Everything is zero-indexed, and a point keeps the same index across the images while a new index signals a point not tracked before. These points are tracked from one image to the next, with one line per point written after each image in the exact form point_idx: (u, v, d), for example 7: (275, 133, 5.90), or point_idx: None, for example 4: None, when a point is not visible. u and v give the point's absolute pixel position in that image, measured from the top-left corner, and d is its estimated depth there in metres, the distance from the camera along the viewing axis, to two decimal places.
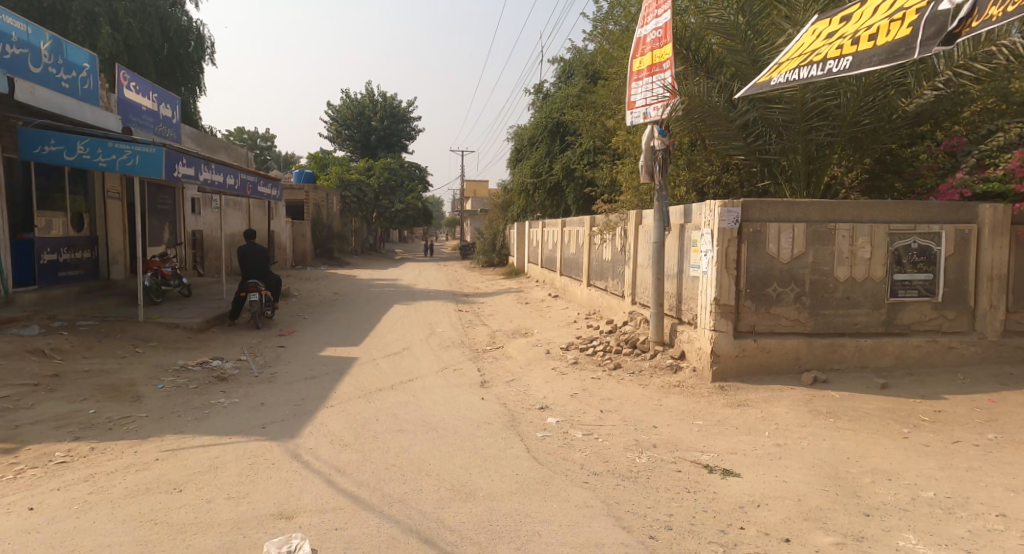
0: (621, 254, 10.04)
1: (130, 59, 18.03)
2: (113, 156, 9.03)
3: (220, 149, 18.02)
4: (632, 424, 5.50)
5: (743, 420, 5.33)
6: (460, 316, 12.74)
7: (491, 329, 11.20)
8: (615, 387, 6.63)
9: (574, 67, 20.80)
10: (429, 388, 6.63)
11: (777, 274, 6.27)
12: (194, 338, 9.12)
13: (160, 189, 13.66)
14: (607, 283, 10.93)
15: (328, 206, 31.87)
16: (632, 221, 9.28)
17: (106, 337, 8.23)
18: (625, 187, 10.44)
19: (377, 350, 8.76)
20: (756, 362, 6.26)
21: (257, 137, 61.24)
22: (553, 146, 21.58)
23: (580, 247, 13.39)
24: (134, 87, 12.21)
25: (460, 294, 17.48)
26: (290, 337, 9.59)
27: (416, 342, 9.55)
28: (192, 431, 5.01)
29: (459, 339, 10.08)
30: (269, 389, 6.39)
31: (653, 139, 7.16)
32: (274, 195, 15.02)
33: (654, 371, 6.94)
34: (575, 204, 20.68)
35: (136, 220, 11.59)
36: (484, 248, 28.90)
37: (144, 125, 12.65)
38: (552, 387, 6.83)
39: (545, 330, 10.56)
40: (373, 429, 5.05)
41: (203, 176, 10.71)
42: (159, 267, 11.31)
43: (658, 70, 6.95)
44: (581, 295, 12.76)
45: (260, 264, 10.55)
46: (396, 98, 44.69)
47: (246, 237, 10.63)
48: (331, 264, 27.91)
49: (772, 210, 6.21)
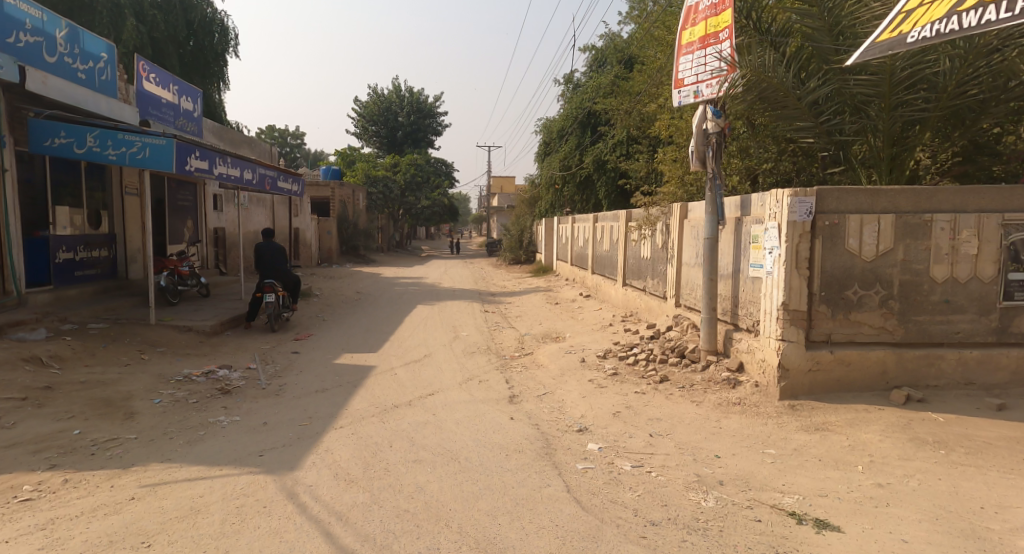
0: (662, 252, 9.16)
1: (153, 51, 17.72)
2: (123, 149, 8.32)
3: (244, 144, 17.58)
4: (690, 453, 4.66)
5: (826, 450, 4.44)
6: (486, 318, 12.01)
7: (520, 332, 10.45)
8: (666, 405, 5.77)
9: (607, 55, 19.92)
10: (452, 405, 5.90)
11: (859, 275, 5.36)
12: (205, 341, 8.51)
13: (181, 185, 13.17)
14: (645, 283, 10.09)
15: (354, 202, 31.44)
16: (676, 216, 8.44)
17: (111, 340, 7.63)
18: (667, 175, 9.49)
19: (397, 357, 8.07)
20: (833, 378, 5.35)
21: (287, 134, 61.66)
22: (583, 139, 20.74)
23: (615, 243, 12.55)
24: (155, 79, 11.67)
25: (487, 293, 16.78)
26: (305, 342, 8.96)
27: (441, 347, 8.84)
28: (181, 458, 4.30)
29: (485, 344, 9.33)
30: (275, 406, 5.71)
31: (704, 122, 6.34)
32: (296, 191, 14.51)
33: (709, 386, 6.07)
34: (607, 198, 19.83)
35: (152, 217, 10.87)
36: (511, 245, 27.98)
37: (164, 118, 12.14)
38: (592, 404, 6.00)
39: (578, 335, 9.74)
40: (387, 460, 4.31)
41: (218, 170, 10.14)
42: (176, 266, 10.73)
43: (712, 41, 6.18)
44: (616, 295, 11.92)
45: (277, 263, 9.91)
46: (423, 92, 44.21)
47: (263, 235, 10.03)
48: (356, 261, 27.50)
49: (854, 199, 5.31)
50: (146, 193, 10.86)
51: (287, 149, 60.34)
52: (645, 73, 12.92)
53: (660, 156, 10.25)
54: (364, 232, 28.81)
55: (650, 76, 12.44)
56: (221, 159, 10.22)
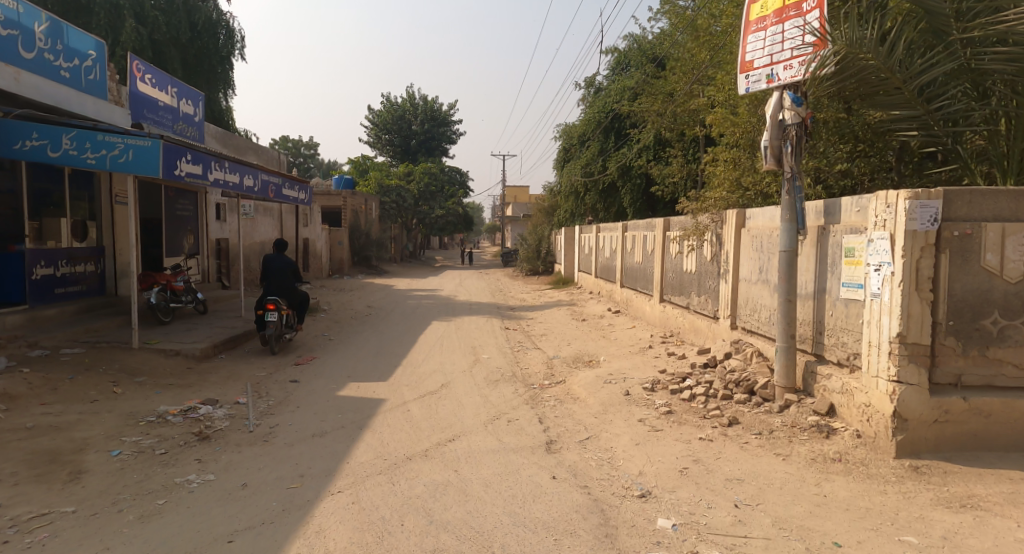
0: (713, 265, 8.09)
1: (155, 54, 17.03)
2: (103, 151, 7.30)
3: (250, 150, 16.63)
4: (797, 535, 3.53)
5: (987, 540, 3.28)
6: (508, 336, 10.94)
7: (548, 354, 9.33)
8: (744, 459, 4.64)
9: (631, 57, 18.98)
10: (477, 455, 4.80)
11: (999, 301, 4.26)
12: (194, 367, 7.52)
13: (181, 193, 12.29)
14: (690, 300, 8.98)
15: (366, 212, 30.64)
16: (733, 225, 7.36)
17: (83, 369, 6.65)
18: (716, 179, 8.49)
19: (411, 386, 7.02)
20: (966, 431, 4.28)
21: (300, 145, 61.21)
22: (606, 144, 19.72)
23: (649, 255, 11.43)
24: (150, 79, 10.74)
25: (506, 307, 15.68)
26: (307, 367, 7.92)
27: (461, 373, 7.79)
28: (121, 547, 3.23)
29: (510, 369, 8.25)
30: (261, 458, 4.66)
31: (779, 112, 5.30)
32: (302, 199, 13.62)
33: (794, 433, 4.93)
34: (632, 206, 18.83)
35: (138, 231, 9.90)
36: (528, 255, 26.80)
37: (161, 122, 11.21)
38: (649, 455, 4.88)
39: (614, 358, 8.62)
40: (395, 549, 3.23)
41: (212, 176, 9.15)
42: (169, 281, 9.76)
43: (791, 13, 5.11)
44: (652, 312, 10.80)
45: (285, 279, 8.82)
46: (437, 101, 43.47)
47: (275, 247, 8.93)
48: (369, 273, 26.53)
49: (991, 204, 4.21)
50: (136, 202, 9.89)
51: (300, 159, 59.94)
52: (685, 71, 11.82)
53: (709, 156, 9.13)
54: (377, 241, 27.85)
55: (694, 70, 11.32)
56: (217, 163, 9.28)
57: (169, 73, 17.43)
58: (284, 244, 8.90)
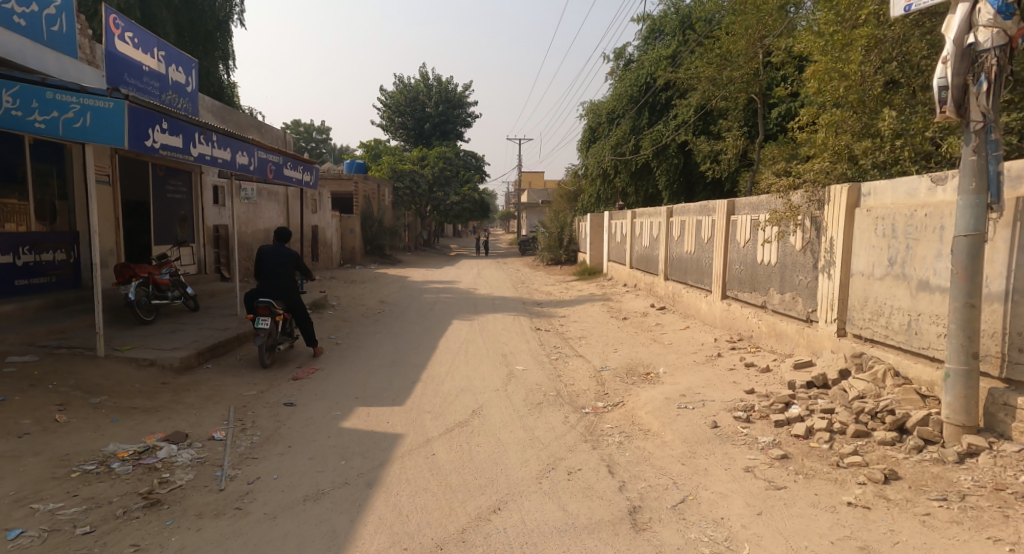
0: (806, 256, 6.58)
1: (144, 14, 15.68)
2: (54, 113, 5.70)
3: (252, 128, 15.14)
4: None
5: None
6: (541, 340, 9.44)
7: (593, 364, 7.82)
8: (944, 547, 3.08)
9: (667, 24, 17.55)
10: (538, 539, 3.31)
11: None
12: (171, 381, 6.08)
13: (173, 171, 10.85)
14: (771, 298, 7.44)
15: (380, 198, 29.21)
16: (843, 210, 5.80)
17: (29, 387, 5.17)
18: (816, 146, 7.19)
19: (434, 415, 5.56)
20: None
21: (312, 130, 59.81)
22: (639, 121, 18.03)
23: (706, 243, 9.85)
24: (133, 39, 9.20)
25: (532, 302, 14.16)
26: (307, 384, 6.49)
27: (493, 394, 6.31)
28: None
29: (553, 387, 6.75)
30: (226, 544, 3.19)
31: (967, 34, 3.75)
32: (308, 181, 12.19)
33: (1003, 502, 3.36)
34: (668, 189, 17.45)
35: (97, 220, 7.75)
36: (550, 244, 25.23)
37: (146, 90, 9.67)
38: (785, 537, 3.33)
39: (677, 372, 7.11)
40: None
41: (196, 150, 7.66)
42: (153, 273, 8.05)
43: None
44: (711, 311, 9.28)
45: (285, 278, 7.18)
46: (452, 83, 41.76)
47: (277, 237, 7.37)
48: (382, 263, 25.11)
49: None
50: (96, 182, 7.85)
51: (311, 145, 58.66)
52: (771, 15, 10.97)
53: (800, 119, 7.83)
54: (390, 230, 26.40)
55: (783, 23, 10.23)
56: (201, 135, 7.79)
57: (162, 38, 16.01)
58: (284, 234, 7.38)
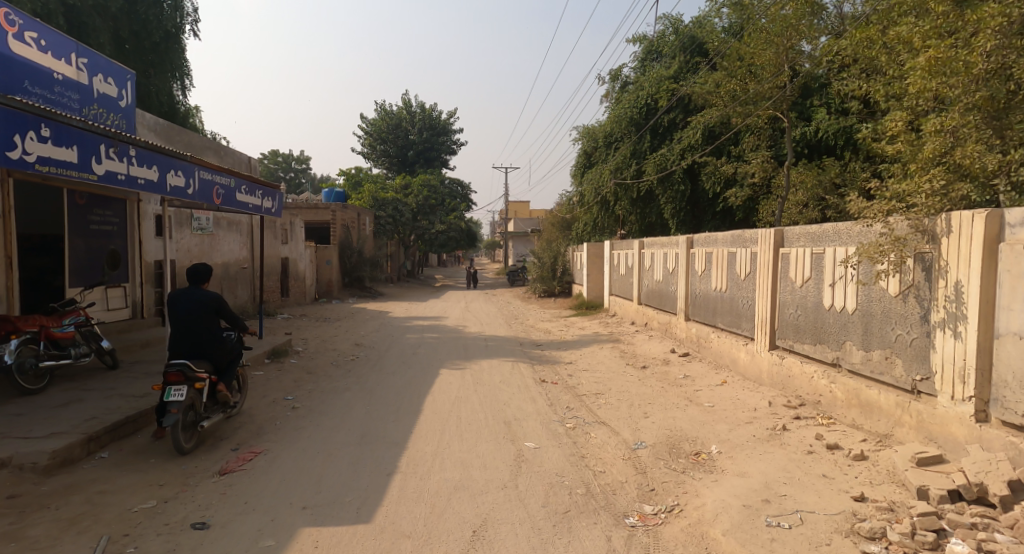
0: (907, 305, 4.99)
1: (78, 25, 14.08)
2: None
3: (209, 150, 13.33)
4: None
5: None
6: (549, 398, 7.71)
7: (621, 437, 6.09)
8: None
9: (666, 43, 16.41)
10: None
11: None
12: (27, 493, 4.21)
13: (100, 199, 9.02)
14: (848, 355, 5.82)
15: (359, 227, 27.44)
16: (976, 245, 4.24)
17: None
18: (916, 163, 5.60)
19: (417, 544, 3.76)
20: None
21: (291, 160, 58.25)
22: (641, 144, 16.63)
23: (742, 281, 8.26)
24: (38, 40, 7.52)
25: (530, 344, 12.42)
26: (238, 484, 4.65)
27: (499, 498, 4.51)
28: None
29: (578, 477, 4.98)
30: None
31: None
32: (270, 209, 10.48)
33: None
34: (675, 217, 15.95)
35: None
36: (543, 275, 23.56)
37: (59, 103, 7.90)
38: None
39: (735, 453, 5.42)
40: None
41: (99, 168, 5.85)
42: (45, 324, 6.28)
43: None
44: (755, 363, 7.63)
45: (198, 330, 5.40)
46: (436, 109, 40.58)
47: (191, 280, 5.64)
48: (363, 296, 23.25)
49: None
50: None
51: (290, 175, 57.32)
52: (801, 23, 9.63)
53: (890, 123, 6.45)
54: (371, 260, 24.63)
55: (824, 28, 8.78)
56: (110, 148, 6.02)
57: (96, 50, 14.40)
58: (201, 274, 5.64)
